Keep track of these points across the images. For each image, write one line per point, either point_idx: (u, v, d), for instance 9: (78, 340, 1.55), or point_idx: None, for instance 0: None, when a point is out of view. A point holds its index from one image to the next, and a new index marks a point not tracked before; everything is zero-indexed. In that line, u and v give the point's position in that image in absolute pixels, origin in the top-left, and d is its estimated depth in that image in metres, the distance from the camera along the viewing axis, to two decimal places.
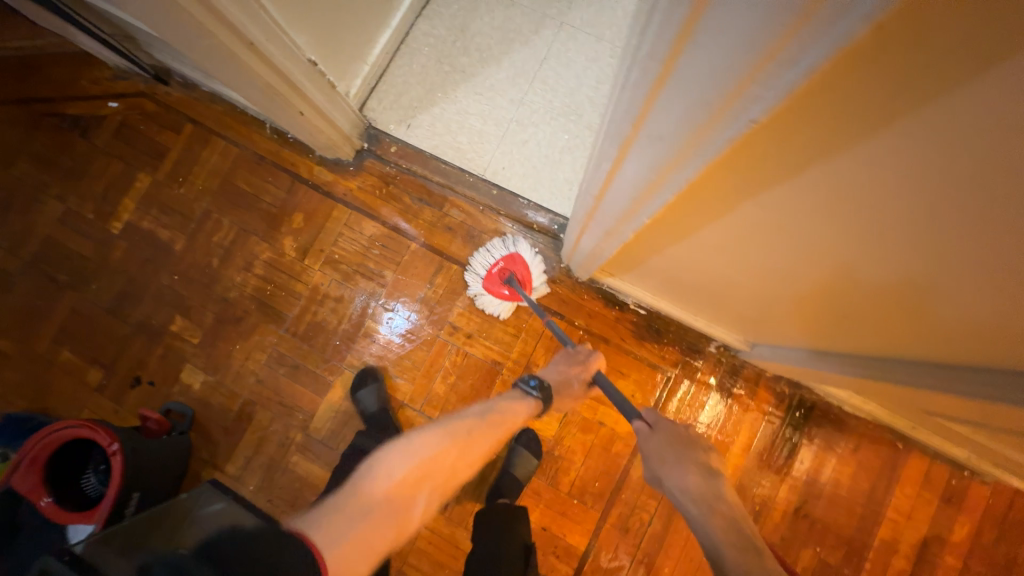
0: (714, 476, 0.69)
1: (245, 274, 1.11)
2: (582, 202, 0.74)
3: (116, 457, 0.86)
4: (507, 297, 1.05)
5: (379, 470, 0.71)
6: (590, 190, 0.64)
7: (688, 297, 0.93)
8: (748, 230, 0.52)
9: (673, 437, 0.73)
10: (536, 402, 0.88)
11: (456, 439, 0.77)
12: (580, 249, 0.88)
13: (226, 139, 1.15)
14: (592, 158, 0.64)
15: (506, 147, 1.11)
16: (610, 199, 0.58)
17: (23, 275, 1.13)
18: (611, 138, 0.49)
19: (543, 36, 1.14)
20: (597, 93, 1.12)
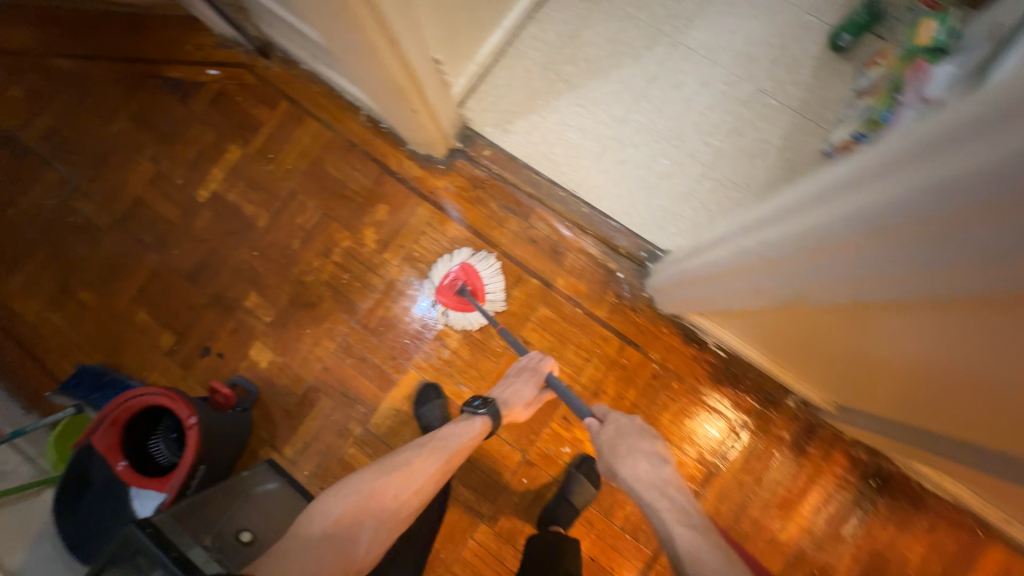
0: (661, 462, 0.79)
1: (323, 259, 1.11)
2: (690, 269, 0.82)
3: (193, 429, 0.87)
4: (457, 307, 1.05)
5: (317, 512, 0.72)
6: (717, 265, 0.72)
7: (779, 352, 0.90)
8: (861, 325, 0.61)
9: (622, 436, 0.80)
10: (483, 419, 0.88)
11: (394, 471, 0.78)
12: (673, 295, 0.94)
13: (319, 120, 1.15)
14: (719, 238, 0.71)
15: (603, 165, 1.07)
16: (751, 278, 0.65)
17: (111, 231, 1.16)
18: (771, 243, 0.56)
19: (655, 52, 1.10)
20: (704, 120, 1.08)
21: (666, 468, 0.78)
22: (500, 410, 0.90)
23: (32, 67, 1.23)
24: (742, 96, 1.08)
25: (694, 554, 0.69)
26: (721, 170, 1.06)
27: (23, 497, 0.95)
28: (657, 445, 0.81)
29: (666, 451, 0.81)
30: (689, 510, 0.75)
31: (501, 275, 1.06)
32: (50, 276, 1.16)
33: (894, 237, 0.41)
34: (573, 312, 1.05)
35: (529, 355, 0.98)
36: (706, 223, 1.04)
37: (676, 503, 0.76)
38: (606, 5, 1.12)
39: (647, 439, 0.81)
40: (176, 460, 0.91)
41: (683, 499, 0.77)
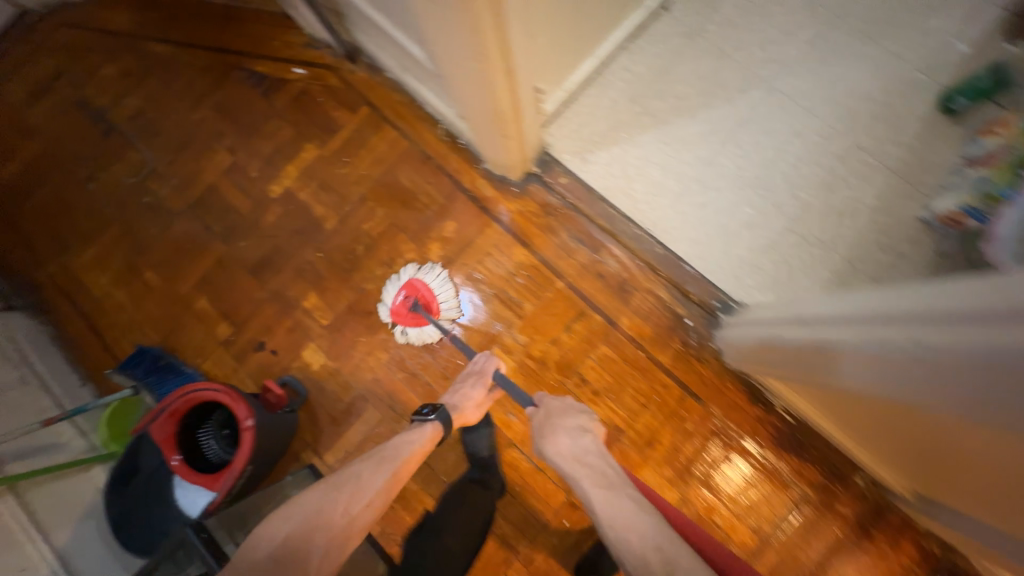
0: (586, 437, 0.77)
1: (386, 269, 1.10)
2: (778, 339, 0.80)
3: (248, 432, 0.86)
4: (414, 324, 1.04)
5: (262, 536, 0.69)
6: (813, 345, 0.70)
7: (857, 429, 0.84)
8: (965, 447, 0.57)
9: (547, 419, 0.81)
10: (434, 424, 0.85)
11: (344, 487, 0.74)
12: (747, 358, 0.91)
13: (396, 129, 1.15)
14: (824, 317, 0.69)
15: (682, 206, 1.04)
16: (846, 369, 0.64)
17: (182, 216, 1.18)
18: (880, 345, 0.55)
19: (749, 96, 1.06)
20: (794, 172, 1.03)
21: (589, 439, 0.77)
22: (449, 413, 0.87)
23: (128, 48, 1.27)
24: (837, 151, 1.03)
25: (611, 512, 0.66)
26: (808, 225, 1.01)
27: (71, 472, 0.96)
28: (581, 419, 0.81)
29: (592, 425, 0.80)
30: (608, 472, 0.72)
31: (449, 283, 1.06)
32: (119, 253, 1.18)
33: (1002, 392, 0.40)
34: (634, 354, 1.01)
35: (473, 358, 0.97)
36: (785, 280, 0.99)
37: (593, 469, 0.73)
38: (703, 42, 1.09)
39: (575, 418, 0.81)
40: (226, 458, 0.90)
41: (603, 463, 0.74)
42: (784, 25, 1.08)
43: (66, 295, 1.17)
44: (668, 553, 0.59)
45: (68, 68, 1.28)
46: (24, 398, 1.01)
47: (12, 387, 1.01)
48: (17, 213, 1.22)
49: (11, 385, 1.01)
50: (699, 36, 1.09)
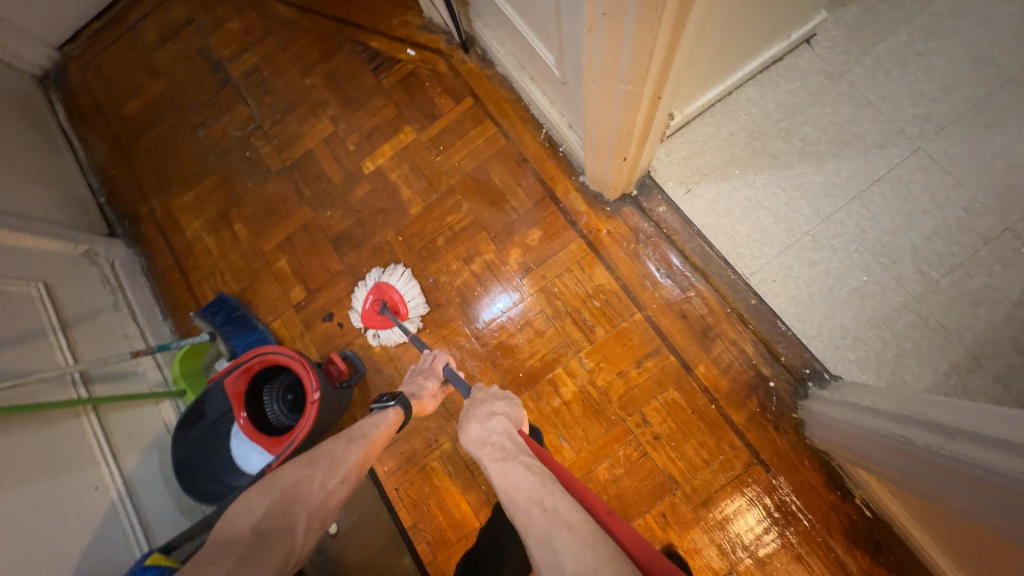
0: (491, 417, 0.71)
1: (462, 265, 1.09)
2: (882, 431, 0.70)
3: (313, 405, 0.87)
4: (382, 326, 1.06)
5: (239, 511, 0.67)
6: (930, 453, 0.61)
7: (948, 541, 0.75)
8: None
9: (466, 411, 0.76)
10: (395, 410, 0.81)
11: (318, 462, 0.72)
12: (840, 440, 0.81)
13: (497, 125, 1.12)
14: (945, 425, 0.59)
15: (789, 259, 0.96)
16: (974, 494, 0.55)
17: (277, 176, 1.21)
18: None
19: (889, 152, 0.96)
20: (928, 245, 0.92)
21: (498, 419, 0.70)
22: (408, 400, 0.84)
23: (255, 5, 1.31)
24: (984, 231, 0.91)
25: (506, 483, 0.59)
26: (930, 307, 0.90)
27: (147, 404, 1.01)
28: (498, 405, 0.74)
29: (508, 407, 0.73)
30: (507, 445, 0.65)
31: (413, 283, 1.07)
32: (215, 201, 1.23)
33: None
34: (704, 405, 0.95)
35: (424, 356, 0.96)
36: (892, 362, 0.90)
37: (493, 447, 0.66)
38: (846, 85, 0.99)
39: (492, 403, 0.75)
40: (287, 423, 0.92)
41: (500, 439, 0.67)
42: (948, 79, 0.96)
43: (163, 232, 1.24)
44: (550, 503, 0.54)
45: (198, 17, 1.34)
46: (115, 323, 1.08)
47: (106, 312, 1.07)
48: (131, 146, 1.30)
49: (106, 309, 1.08)
50: (843, 78, 0.99)
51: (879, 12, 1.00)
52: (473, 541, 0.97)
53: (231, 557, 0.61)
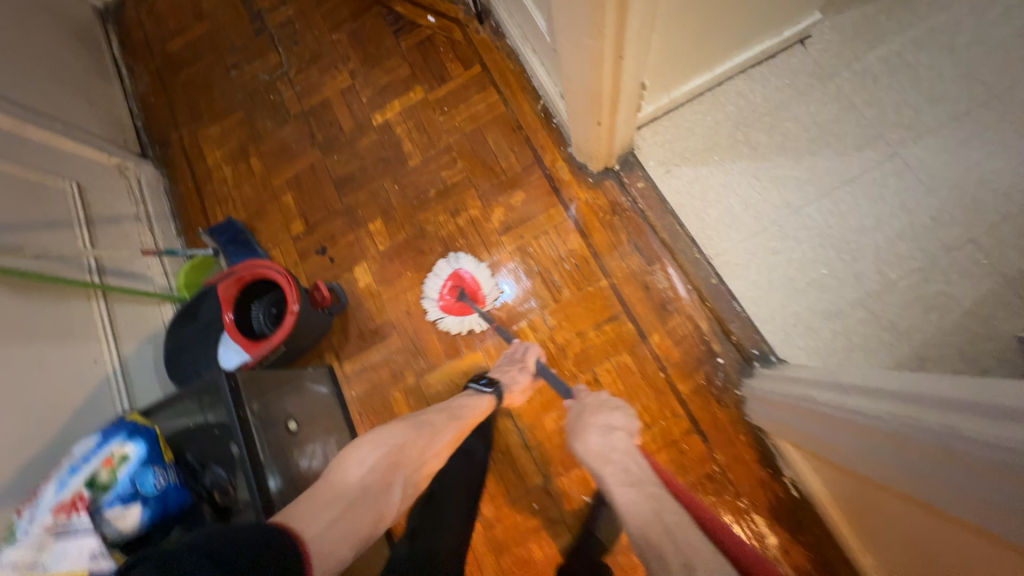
0: (611, 431, 0.77)
1: (449, 217, 1.16)
2: (802, 398, 0.75)
3: (292, 315, 0.97)
4: (457, 312, 1.08)
5: (353, 460, 0.72)
6: (837, 410, 0.65)
7: (854, 514, 0.78)
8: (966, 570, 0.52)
9: (578, 416, 0.82)
10: (489, 396, 0.90)
11: (421, 430, 0.79)
12: (772, 412, 0.85)
13: (500, 94, 1.20)
14: (857, 384, 0.63)
15: (753, 245, 1.00)
16: (852, 439, 0.63)
17: (294, 119, 1.32)
18: (895, 420, 0.54)
19: (865, 155, 0.99)
20: (889, 248, 0.95)
21: (618, 437, 0.76)
22: (504, 393, 0.91)
23: None
24: (947, 240, 0.93)
25: (633, 510, 0.63)
26: (883, 306, 0.93)
27: (150, 302, 1.13)
28: (613, 417, 0.80)
29: (623, 422, 0.79)
30: (634, 468, 0.70)
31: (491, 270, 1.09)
32: (237, 135, 1.34)
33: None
34: (651, 371, 1.01)
35: (515, 345, 1.01)
36: (839, 353, 0.92)
37: (619, 466, 0.71)
38: (833, 86, 1.02)
39: (606, 415, 0.81)
40: (267, 333, 1.02)
41: (630, 461, 0.72)
42: (932, 91, 0.98)
43: (187, 158, 1.36)
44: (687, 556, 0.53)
45: None
46: (133, 230, 1.19)
47: (127, 219, 1.19)
48: (171, 79, 1.42)
49: (127, 217, 1.19)
50: (831, 79, 1.03)
51: (874, 21, 1.03)
52: None
53: (339, 502, 0.67)
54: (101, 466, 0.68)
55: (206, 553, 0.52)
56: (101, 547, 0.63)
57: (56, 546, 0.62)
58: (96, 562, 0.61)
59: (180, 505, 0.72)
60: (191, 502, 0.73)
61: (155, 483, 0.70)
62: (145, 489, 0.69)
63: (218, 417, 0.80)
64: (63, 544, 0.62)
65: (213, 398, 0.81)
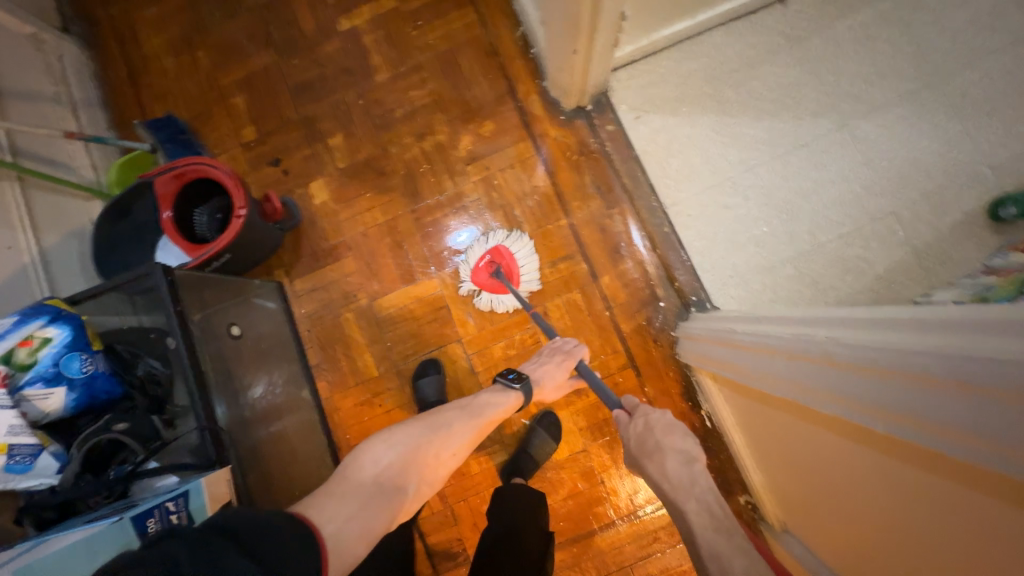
0: (689, 461, 0.69)
1: (414, 141, 1.12)
2: (737, 331, 0.82)
3: (239, 220, 0.92)
4: (492, 289, 1.05)
5: (368, 458, 0.69)
6: (767, 338, 0.72)
7: (752, 438, 0.91)
8: (833, 464, 0.63)
9: (648, 434, 0.74)
10: (517, 393, 0.87)
11: (437, 432, 0.76)
12: (696, 346, 0.96)
13: (478, 15, 1.13)
14: (793, 317, 0.70)
15: (706, 199, 1.05)
16: (752, 359, 0.76)
17: (248, 12, 1.19)
18: (785, 338, 0.67)
19: (818, 122, 1.04)
20: (823, 212, 1.03)
21: (698, 468, 0.68)
22: (533, 392, 0.88)
23: None
24: (874, 210, 1.01)
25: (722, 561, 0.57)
26: (810, 265, 1.01)
27: (76, 196, 1.03)
28: (686, 442, 0.72)
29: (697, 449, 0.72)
30: (719, 509, 0.63)
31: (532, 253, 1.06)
32: (179, 22, 1.20)
33: (914, 385, 0.43)
34: (599, 309, 1.06)
35: (563, 340, 0.98)
36: (765, 304, 1.01)
37: (702, 502, 0.64)
38: (801, 51, 1.05)
39: (678, 437, 0.73)
40: (212, 238, 0.97)
41: (713, 496, 0.65)
42: (887, 66, 1.03)
43: (119, 41, 1.20)
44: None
45: None
46: (53, 114, 1.07)
47: (44, 99, 1.06)
48: None
49: (44, 97, 1.06)
50: (800, 43, 1.05)
51: None
52: (369, 386, 1.08)
53: (358, 499, 0.63)
54: (18, 346, 0.64)
55: (251, 556, 0.44)
56: (23, 423, 0.61)
57: None
58: (17, 437, 0.60)
59: (109, 394, 0.70)
60: (122, 392, 0.72)
61: (82, 368, 0.68)
62: (70, 373, 0.67)
63: (154, 320, 0.79)
64: None
65: (147, 301, 0.79)
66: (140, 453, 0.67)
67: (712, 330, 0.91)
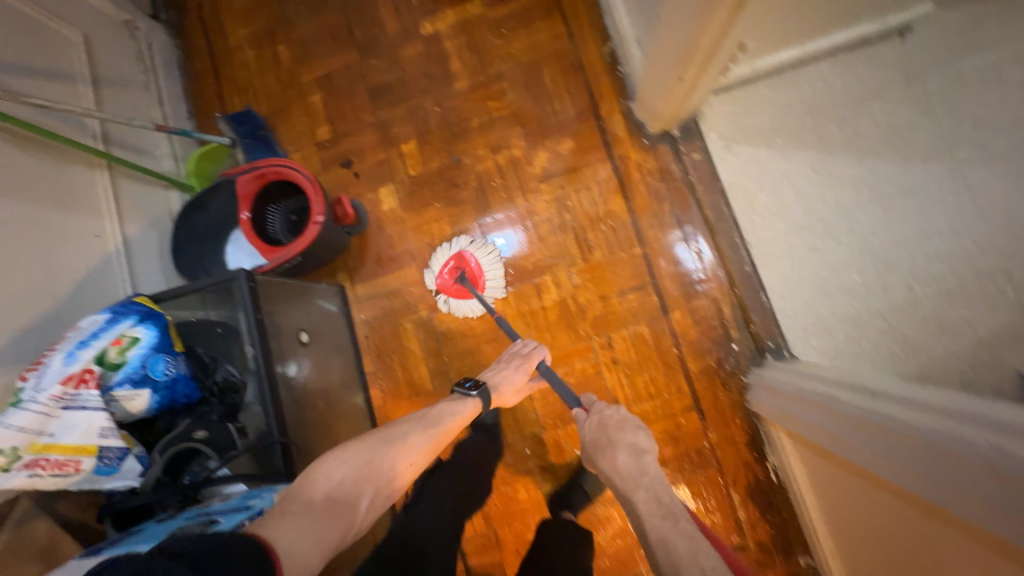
0: (642, 455, 0.69)
1: (488, 153, 1.09)
2: (842, 400, 0.73)
3: (316, 226, 0.91)
4: (457, 294, 1.05)
5: (317, 474, 0.62)
6: (894, 422, 0.63)
7: (824, 502, 0.86)
8: (941, 559, 0.59)
9: (601, 430, 0.73)
10: (475, 400, 0.82)
11: (392, 441, 0.69)
12: (772, 399, 0.91)
13: (567, 28, 1.09)
14: (926, 403, 0.61)
15: (794, 239, 0.98)
16: (842, 427, 0.73)
17: (333, 9, 1.18)
18: (893, 416, 0.64)
19: (929, 165, 0.94)
20: (922, 266, 0.93)
21: (650, 459, 0.69)
22: (492, 398, 0.84)
23: None
24: (978, 265, 0.88)
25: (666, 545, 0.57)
26: (902, 320, 0.92)
27: (157, 186, 1.06)
28: (641, 437, 0.71)
29: (650, 443, 0.71)
30: (666, 498, 0.63)
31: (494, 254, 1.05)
32: (264, 15, 1.20)
33: None
34: (665, 344, 1.02)
35: (521, 342, 0.93)
36: (847, 357, 0.94)
37: (650, 492, 0.64)
38: (918, 88, 0.97)
39: (631, 433, 0.72)
40: (287, 241, 0.98)
41: (662, 487, 0.65)
42: None
43: (205, 31, 1.22)
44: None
45: None
46: (142, 101, 1.09)
47: (135, 88, 1.08)
48: None
49: (135, 84, 1.09)
50: (917, 80, 0.97)
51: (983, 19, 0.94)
52: (422, 399, 1.07)
53: (307, 516, 0.56)
54: (109, 345, 0.64)
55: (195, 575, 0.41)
56: (112, 426, 0.62)
57: (63, 417, 0.59)
58: (106, 440, 0.61)
59: (187, 398, 0.71)
60: (199, 396, 0.72)
61: (165, 371, 0.68)
62: (155, 375, 0.67)
63: (223, 315, 0.80)
64: (71, 417, 0.59)
65: (218, 296, 0.80)
66: (214, 459, 0.67)
67: (788, 384, 0.88)
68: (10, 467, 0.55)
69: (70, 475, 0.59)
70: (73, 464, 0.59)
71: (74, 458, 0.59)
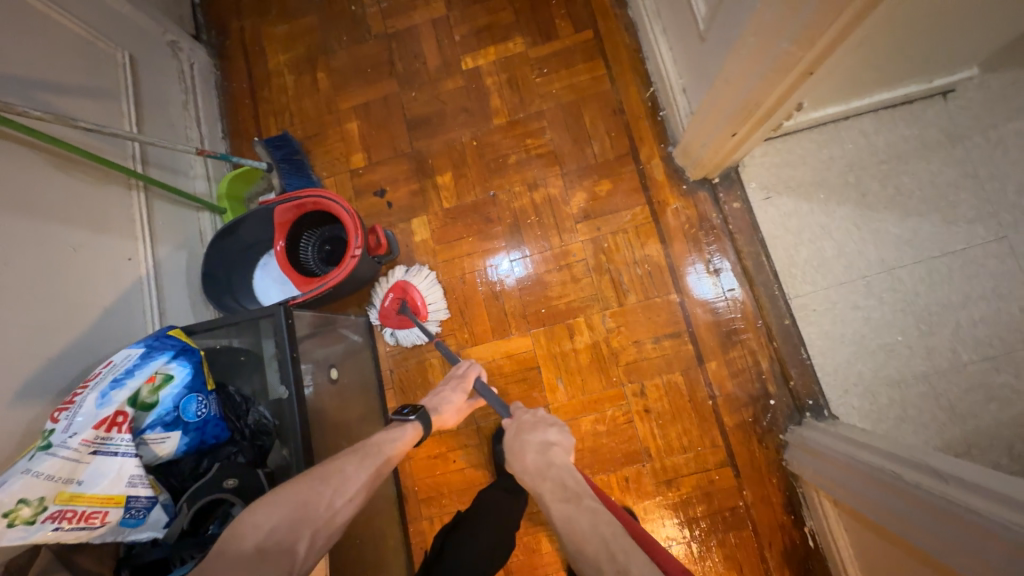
0: (549, 449, 0.71)
1: (523, 190, 1.08)
2: (909, 481, 0.65)
3: (351, 260, 0.88)
4: (399, 325, 1.03)
5: (244, 522, 0.54)
6: (972, 514, 0.55)
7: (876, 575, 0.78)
8: None
9: (515, 436, 0.76)
10: (414, 424, 0.78)
11: (330, 476, 0.61)
12: (817, 464, 0.85)
13: (608, 71, 1.10)
14: (989, 488, 0.56)
15: (835, 295, 0.96)
16: (890, 503, 0.68)
17: (374, 40, 1.19)
18: (951, 501, 0.59)
19: (973, 228, 0.94)
20: (969, 331, 0.90)
21: (556, 450, 0.71)
22: (431, 422, 0.81)
23: None
24: None
25: (568, 525, 0.57)
26: (948, 386, 0.89)
27: (190, 208, 1.04)
28: (550, 433, 0.74)
29: (560, 436, 0.74)
30: (569, 483, 0.64)
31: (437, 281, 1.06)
32: (305, 42, 1.21)
33: None
34: (700, 395, 0.99)
35: (458, 364, 0.95)
36: (889, 422, 0.90)
37: (556, 480, 0.65)
38: (962, 151, 0.96)
39: (543, 430, 0.76)
40: (322, 272, 0.96)
41: (567, 474, 0.66)
42: None
43: (246, 54, 1.22)
44: (625, 564, 0.50)
45: None
46: (180, 121, 1.09)
47: (174, 108, 1.08)
48: None
49: (175, 105, 1.08)
50: (961, 143, 0.96)
51: None
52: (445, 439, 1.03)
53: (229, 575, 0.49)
54: (143, 383, 0.61)
55: None
56: (141, 473, 0.59)
57: (93, 463, 0.56)
58: (135, 489, 0.58)
59: (217, 438, 0.66)
60: (229, 436, 0.68)
61: (197, 412, 0.64)
62: (186, 417, 0.64)
63: (254, 349, 0.76)
64: (101, 463, 0.57)
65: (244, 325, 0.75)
66: (236, 503, 0.61)
67: (830, 449, 0.82)
68: (35, 519, 0.52)
69: (95, 528, 0.55)
70: (100, 516, 0.56)
71: (102, 509, 0.56)
